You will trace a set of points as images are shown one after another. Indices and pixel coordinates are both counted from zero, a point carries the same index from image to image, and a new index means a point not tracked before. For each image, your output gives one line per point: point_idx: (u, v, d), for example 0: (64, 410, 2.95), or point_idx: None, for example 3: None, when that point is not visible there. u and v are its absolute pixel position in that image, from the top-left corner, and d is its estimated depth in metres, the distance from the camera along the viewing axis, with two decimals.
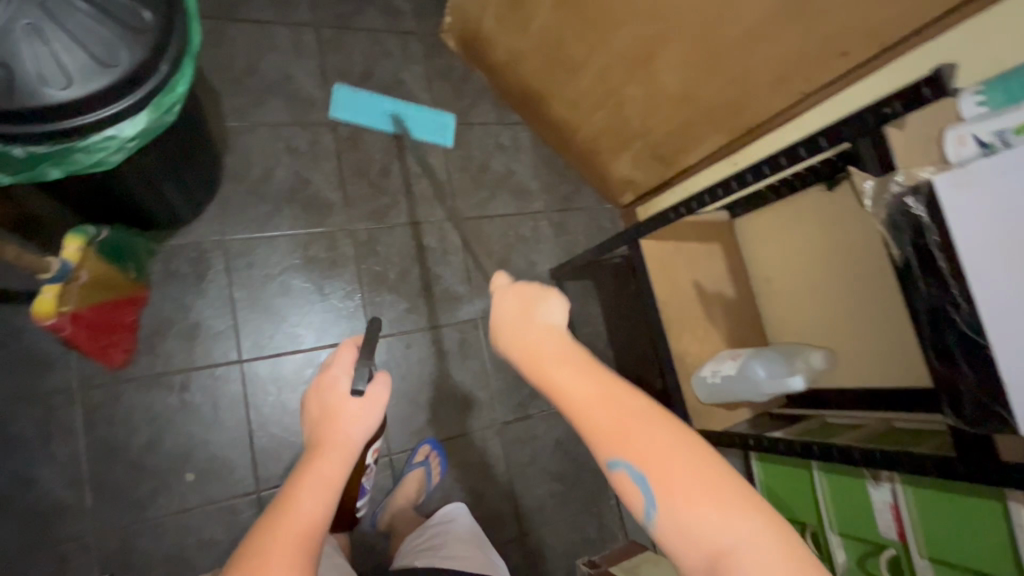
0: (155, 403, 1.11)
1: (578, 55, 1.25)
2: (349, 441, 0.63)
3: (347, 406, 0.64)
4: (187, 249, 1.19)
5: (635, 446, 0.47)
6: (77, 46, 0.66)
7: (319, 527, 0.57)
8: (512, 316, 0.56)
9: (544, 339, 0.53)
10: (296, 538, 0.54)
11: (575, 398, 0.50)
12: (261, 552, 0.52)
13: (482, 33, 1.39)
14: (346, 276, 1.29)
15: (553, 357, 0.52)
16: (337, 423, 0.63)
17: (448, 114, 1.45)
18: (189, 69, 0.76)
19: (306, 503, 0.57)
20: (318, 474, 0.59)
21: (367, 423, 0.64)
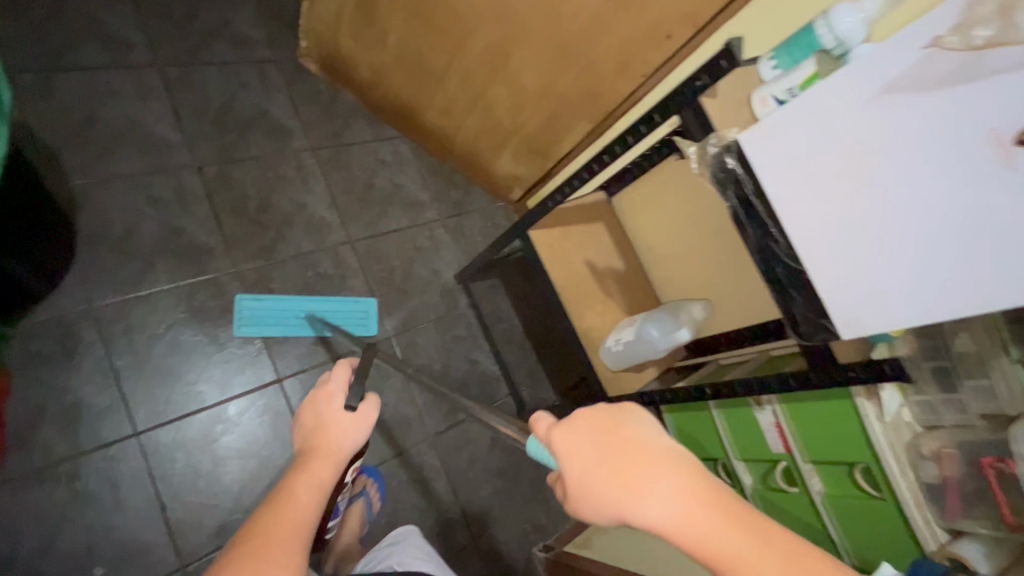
0: (41, 500, 1.00)
1: (439, 65, 1.28)
2: (340, 450, 0.69)
3: (338, 419, 0.70)
4: (48, 325, 1.08)
5: None
6: None
7: (314, 517, 0.64)
8: (602, 473, 0.45)
9: (671, 490, 0.42)
10: (292, 529, 0.61)
11: (728, 553, 0.40)
12: (265, 538, 0.59)
13: (342, 53, 1.39)
14: (242, 320, 1.23)
15: (685, 518, 0.42)
16: (330, 431, 0.69)
17: (372, 301, 1.36)
18: (4, 132, 0.69)
19: (301, 496, 0.63)
20: (311, 477, 0.65)
21: (355, 438, 0.70)
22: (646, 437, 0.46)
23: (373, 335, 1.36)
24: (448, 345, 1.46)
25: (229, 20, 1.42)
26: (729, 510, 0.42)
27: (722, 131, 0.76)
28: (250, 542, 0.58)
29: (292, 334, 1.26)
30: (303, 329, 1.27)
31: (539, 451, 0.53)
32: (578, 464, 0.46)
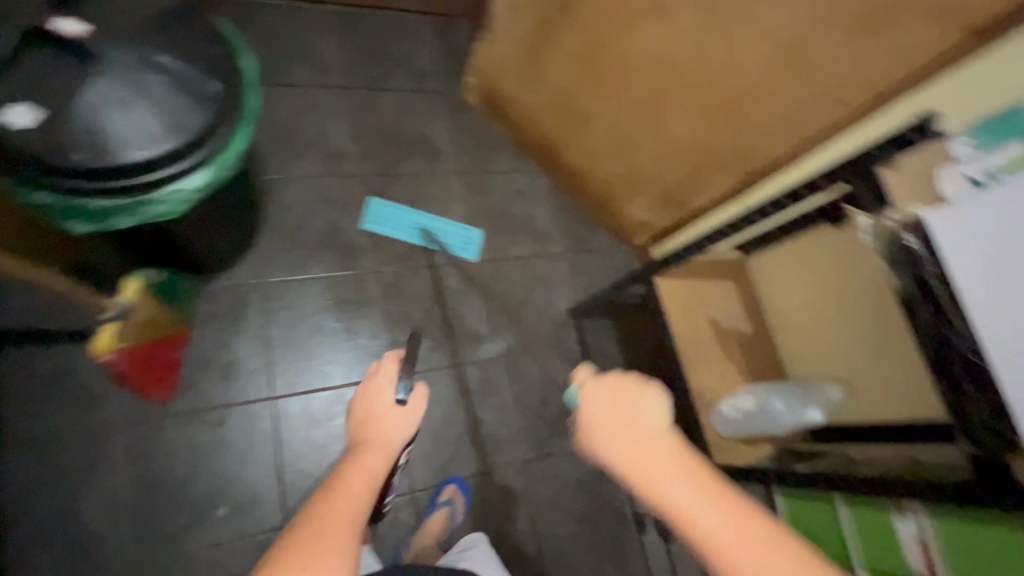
0: (193, 437, 1.16)
1: (590, 108, 1.36)
2: (389, 441, 0.73)
3: (387, 411, 0.75)
4: (226, 292, 1.27)
5: None
6: (157, 111, 0.76)
7: (365, 508, 0.65)
8: (608, 420, 0.56)
9: (648, 447, 0.53)
10: (349, 514, 0.63)
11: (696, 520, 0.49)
12: (323, 518, 0.61)
13: (503, 91, 1.52)
14: (374, 316, 1.36)
15: (663, 480, 0.51)
16: (379, 425, 0.74)
17: (475, 229, 1.50)
18: (246, 129, 0.84)
19: (355, 486, 0.66)
20: (364, 466, 0.69)
21: (402, 432, 0.75)
22: (646, 406, 0.56)
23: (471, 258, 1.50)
24: (551, 376, 1.47)
25: (412, 55, 1.63)
26: (687, 474, 0.51)
27: (900, 205, 0.72)
28: (307, 526, 0.60)
29: (405, 238, 1.45)
30: (415, 236, 1.45)
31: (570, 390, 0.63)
32: (594, 407, 0.57)
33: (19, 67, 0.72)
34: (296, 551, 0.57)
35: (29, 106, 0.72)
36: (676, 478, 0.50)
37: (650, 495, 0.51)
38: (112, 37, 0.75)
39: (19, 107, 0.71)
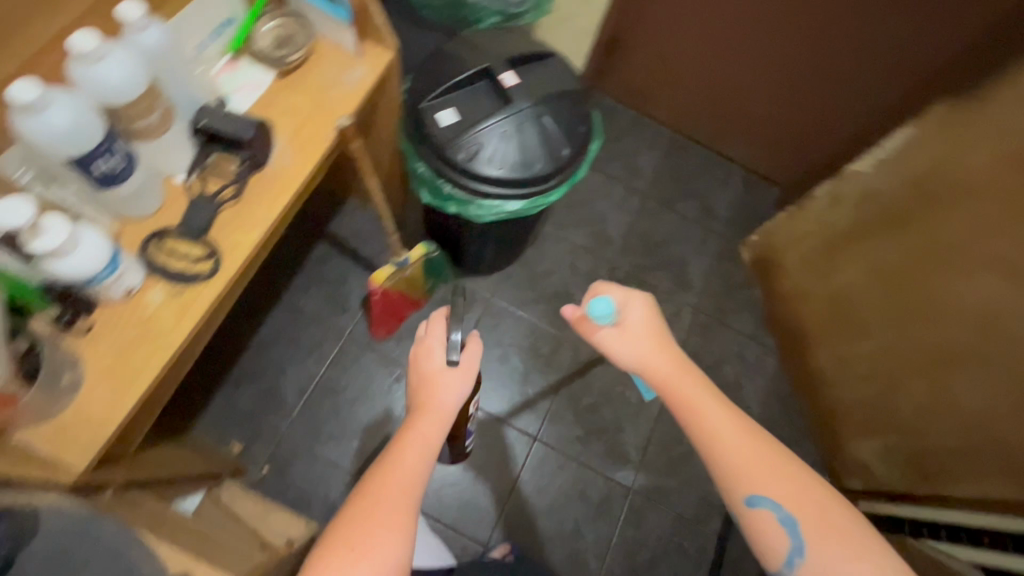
0: (374, 376, 1.38)
1: (868, 324, 1.29)
2: (443, 405, 0.82)
3: (444, 375, 0.84)
4: (463, 290, 1.49)
5: (739, 449, 0.74)
6: (520, 150, 0.96)
7: (420, 473, 0.74)
8: (638, 333, 0.87)
9: (666, 351, 0.85)
10: (399, 485, 0.71)
11: (678, 397, 0.80)
12: (373, 495, 0.69)
13: (780, 265, 1.56)
14: (551, 378, 1.46)
15: (657, 365, 0.83)
16: (434, 390, 0.83)
17: None
18: (562, 189, 1.02)
19: (411, 453, 0.74)
20: (420, 431, 0.78)
21: (452, 393, 0.84)
22: (658, 320, 0.89)
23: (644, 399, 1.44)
24: (669, 545, 1.37)
25: (709, 195, 1.77)
26: (690, 376, 0.82)
27: None
28: (367, 488, 0.70)
29: None
30: None
31: (596, 303, 0.90)
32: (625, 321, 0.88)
33: (466, 81, 0.98)
34: (364, 508, 0.68)
35: (453, 109, 0.97)
36: (688, 380, 0.81)
37: (671, 391, 0.80)
38: (528, 91, 0.97)
39: (447, 108, 0.97)
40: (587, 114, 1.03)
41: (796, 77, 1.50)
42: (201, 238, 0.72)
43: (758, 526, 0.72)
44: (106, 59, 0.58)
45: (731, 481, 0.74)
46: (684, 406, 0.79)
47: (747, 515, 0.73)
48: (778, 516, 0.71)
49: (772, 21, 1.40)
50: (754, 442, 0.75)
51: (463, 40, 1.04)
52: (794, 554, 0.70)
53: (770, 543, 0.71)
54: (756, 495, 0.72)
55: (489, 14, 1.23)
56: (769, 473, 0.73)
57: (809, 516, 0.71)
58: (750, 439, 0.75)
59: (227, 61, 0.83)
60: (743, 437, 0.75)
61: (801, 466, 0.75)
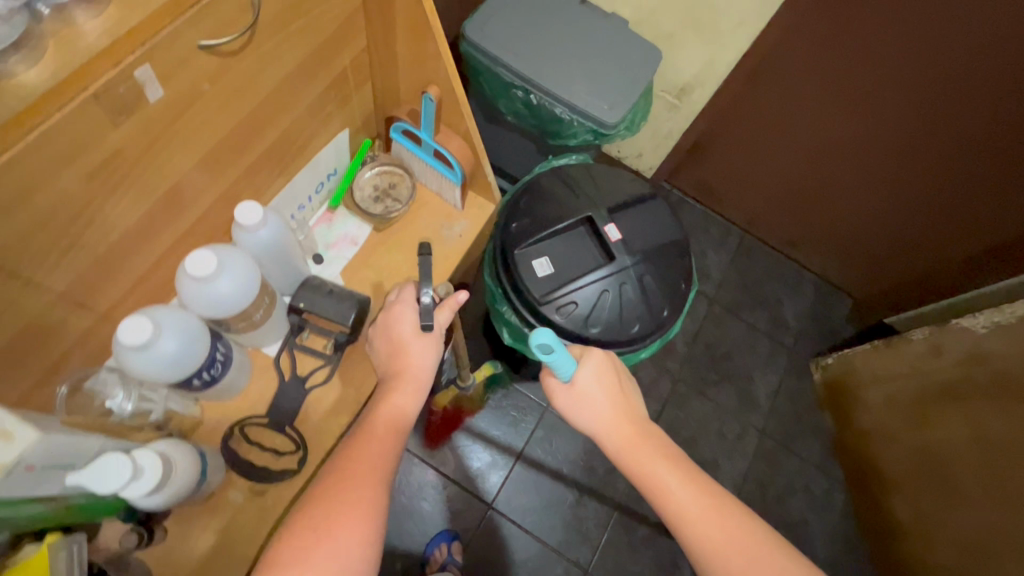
0: (421, 487, 1.33)
1: (969, 494, 1.16)
2: (421, 372, 0.67)
3: (414, 340, 0.67)
4: (519, 397, 1.43)
5: (715, 524, 0.64)
6: (617, 309, 0.89)
7: (393, 455, 0.61)
8: (596, 394, 0.74)
9: (628, 418, 0.73)
10: (371, 466, 0.58)
11: (641, 463, 0.69)
12: (340, 467, 0.57)
13: (858, 396, 1.44)
14: (606, 502, 1.37)
15: (614, 425, 0.73)
16: (405, 355, 0.67)
17: None
18: (655, 345, 0.94)
19: (381, 431, 0.62)
20: (392, 405, 0.64)
21: (431, 354, 0.68)
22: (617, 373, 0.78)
23: None
24: None
25: (780, 304, 1.68)
26: (650, 445, 0.71)
27: None
28: (326, 478, 0.56)
29: None
30: None
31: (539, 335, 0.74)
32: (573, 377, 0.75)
33: (564, 229, 0.92)
34: (317, 505, 0.53)
35: (547, 259, 0.91)
36: (648, 447, 0.71)
37: (630, 469, 0.70)
38: (630, 246, 0.91)
39: (540, 257, 0.91)
40: (689, 265, 0.96)
41: (885, 202, 1.41)
42: (288, 431, 0.66)
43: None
44: (222, 278, 0.54)
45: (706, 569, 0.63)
46: (650, 484, 0.68)
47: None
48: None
49: (872, 152, 1.31)
50: (732, 527, 0.64)
51: (562, 175, 0.98)
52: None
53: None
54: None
55: (579, 131, 1.18)
56: (747, 561, 0.61)
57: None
58: (725, 518, 0.64)
59: (324, 211, 0.79)
60: (712, 519, 0.64)
61: (790, 553, 0.63)
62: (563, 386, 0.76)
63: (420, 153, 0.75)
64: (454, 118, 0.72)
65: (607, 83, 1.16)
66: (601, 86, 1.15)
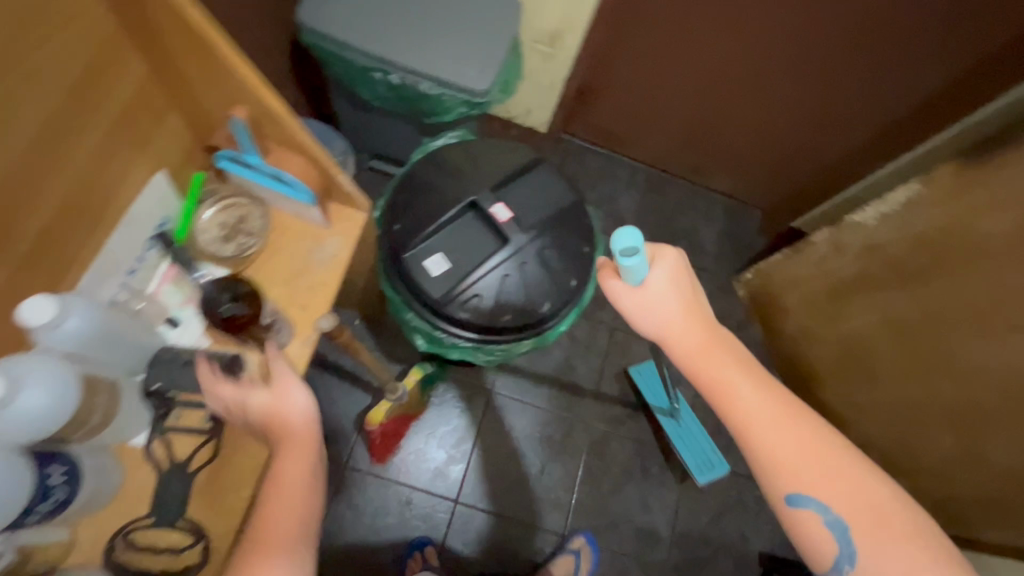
0: (382, 503, 1.30)
1: (885, 373, 1.26)
2: (303, 422, 0.62)
3: (262, 398, 0.62)
4: (462, 386, 1.40)
5: (793, 441, 0.64)
6: (523, 290, 0.85)
7: (307, 504, 0.59)
8: (665, 299, 0.69)
9: (701, 325, 0.69)
10: (281, 544, 0.55)
11: (719, 379, 0.67)
12: (255, 535, 0.55)
13: (781, 304, 1.50)
14: (569, 465, 1.40)
15: (695, 340, 0.68)
16: (281, 412, 0.62)
17: (725, 466, 1.35)
18: (573, 315, 0.92)
19: (283, 484, 0.59)
20: (282, 460, 0.60)
21: (301, 398, 0.63)
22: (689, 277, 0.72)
23: (699, 479, 1.34)
24: None
25: (695, 231, 1.70)
26: (720, 346, 0.68)
27: None
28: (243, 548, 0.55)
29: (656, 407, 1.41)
30: (664, 406, 1.40)
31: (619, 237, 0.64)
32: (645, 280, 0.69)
33: (450, 219, 0.86)
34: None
35: (441, 255, 0.85)
36: (716, 350, 0.68)
37: (697, 373, 0.68)
38: (524, 222, 0.86)
39: (432, 254, 0.85)
40: (590, 226, 0.92)
41: (770, 115, 1.43)
42: (174, 530, 0.62)
43: (798, 523, 0.64)
44: (19, 393, 0.50)
45: (767, 476, 0.65)
46: (717, 388, 0.67)
47: (786, 510, 0.64)
48: (826, 519, 0.63)
49: (747, 67, 1.31)
50: (803, 434, 0.64)
51: (439, 161, 0.91)
52: (844, 562, 0.62)
53: (814, 546, 0.64)
54: (801, 493, 0.63)
55: (454, 105, 1.10)
56: (815, 464, 0.63)
57: (861, 516, 0.62)
58: (800, 426, 0.64)
59: (166, 267, 0.70)
60: (784, 425, 0.64)
61: (858, 457, 0.64)
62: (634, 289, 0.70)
63: (262, 180, 0.67)
64: (276, 127, 0.64)
65: (472, 49, 1.07)
66: (467, 53, 1.06)
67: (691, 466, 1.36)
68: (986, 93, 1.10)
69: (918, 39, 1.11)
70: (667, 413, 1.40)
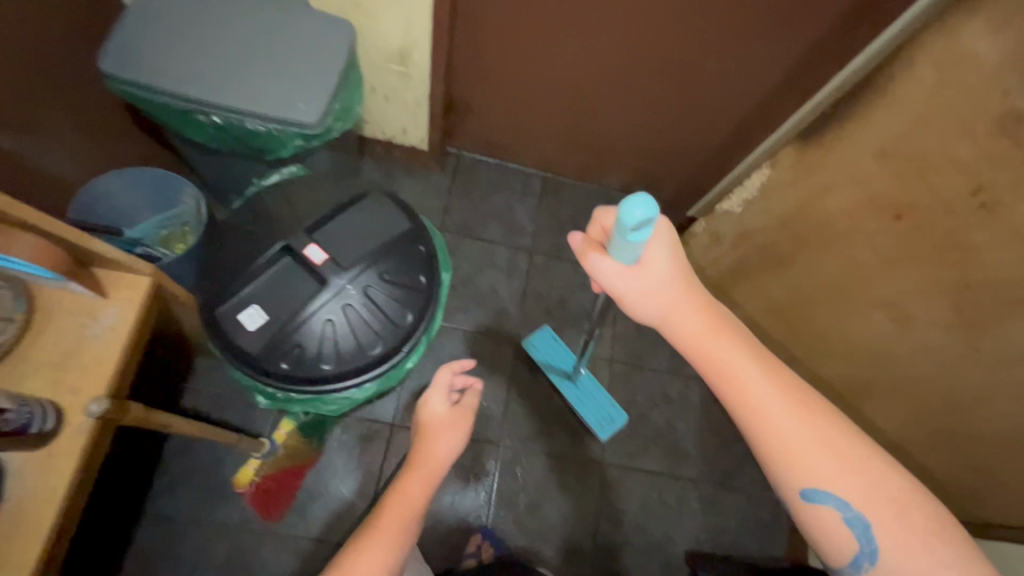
0: None
1: (777, 356, 1.26)
2: (439, 458, 0.90)
3: (439, 425, 0.94)
4: None
5: (811, 435, 0.67)
6: (349, 335, 0.80)
7: (409, 522, 0.81)
8: (661, 280, 0.73)
9: (697, 308, 0.72)
10: (382, 544, 0.77)
11: (731, 372, 0.69)
12: (361, 542, 0.77)
13: None
14: (480, 490, 1.39)
15: (700, 331, 0.71)
16: (438, 439, 0.92)
17: (624, 418, 1.42)
18: (420, 349, 0.87)
19: (401, 500, 0.83)
20: (404, 492, 0.84)
21: (448, 443, 0.92)
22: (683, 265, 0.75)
23: (598, 435, 1.41)
24: None
25: None
26: (728, 340, 0.71)
27: None
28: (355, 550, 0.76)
29: (557, 368, 1.44)
30: (565, 368, 1.44)
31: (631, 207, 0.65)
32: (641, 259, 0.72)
33: (264, 268, 0.81)
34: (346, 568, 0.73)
35: (258, 306, 0.79)
36: (722, 340, 0.71)
37: (706, 362, 0.70)
38: (346, 261, 0.82)
39: (246, 309, 0.79)
40: (429, 255, 0.88)
41: (641, 111, 1.42)
42: None
43: (818, 522, 0.67)
44: None
45: (786, 475, 0.67)
46: (728, 381, 0.69)
47: (808, 511, 0.67)
48: (847, 516, 0.66)
49: (608, 66, 1.30)
50: (821, 434, 0.67)
51: (258, 206, 0.86)
52: (863, 559, 0.65)
53: (832, 543, 0.67)
54: (822, 491, 0.66)
55: (288, 138, 1.04)
56: (831, 460, 0.66)
57: (882, 512, 0.64)
58: (817, 425, 0.67)
59: None
60: (801, 424, 0.67)
61: (873, 452, 0.67)
62: (630, 271, 0.73)
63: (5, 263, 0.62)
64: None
65: (296, 74, 1.02)
66: (292, 81, 1.01)
67: (591, 424, 1.41)
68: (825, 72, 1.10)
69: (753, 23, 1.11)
70: (568, 375, 1.44)
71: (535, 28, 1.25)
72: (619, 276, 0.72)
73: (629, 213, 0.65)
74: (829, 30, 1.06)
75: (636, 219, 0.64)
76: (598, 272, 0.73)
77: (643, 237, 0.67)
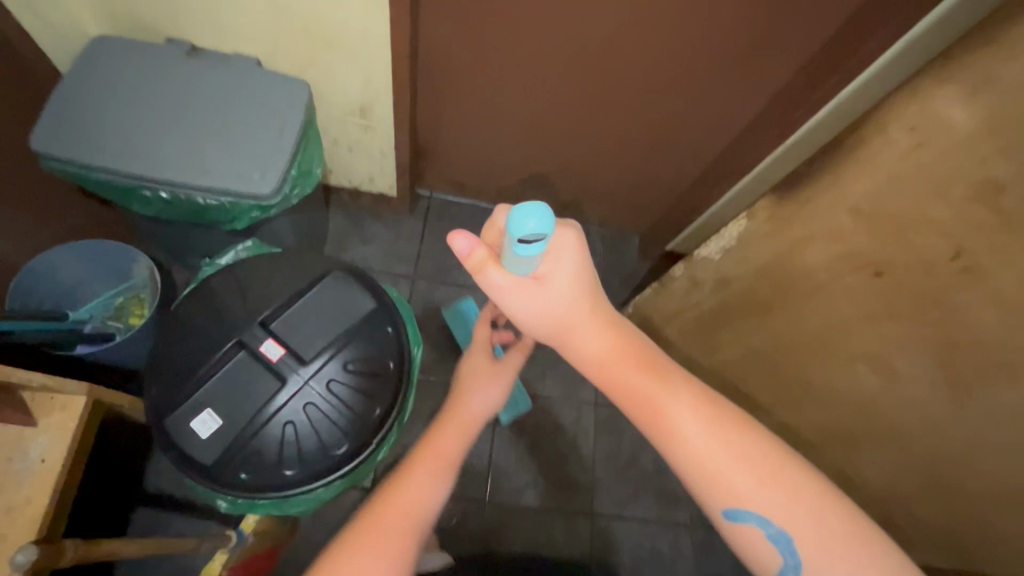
0: None
1: (763, 401, 1.23)
2: (474, 416, 0.86)
3: (479, 378, 0.90)
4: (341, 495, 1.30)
5: (726, 446, 0.67)
6: (312, 436, 0.74)
7: (437, 486, 0.74)
8: (561, 295, 0.73)
9: (600, 326, 0.74)
10: (403, 508, 0.70)
11: (636, 389, 0.71)
12: (377, 506, 0.71)
13: (662, 339, 1.45)
14: (467, 552, 1.34)
15: (607, 354, 0.73)
16: (472, 398, 0.87)
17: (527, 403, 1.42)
18: (391, 439, 0.81)
19: (434, 453, 0.78)
20: (435, 449, 0.78)
21: (486, 400, 0.88)
22: (590, 277, 0.74)
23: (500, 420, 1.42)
24: None
25: None
26: (635, 362, 0.73)
27: None
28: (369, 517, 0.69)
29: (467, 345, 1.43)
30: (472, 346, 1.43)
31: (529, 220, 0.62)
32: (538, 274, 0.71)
33: (217, 368, 0.75)
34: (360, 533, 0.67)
35: (211, 411, 0.73)
36: (629, 361, 0.72)
37: (609, 382, 0.73)
38: (306, 354, 0.77)
39: (198, 415, 0.73)
40: (397, 336, 0.82)
41: (614, 151, 1.39)
42: None
43: (740, 537, 0.67)
44: None
45: (706, 492, 0.67)
46: (629, 395, 0.71)
47: (729, 527, 0.67)
48: (768, 533, 0.66)
49: (576, 110, 1.27)
50: (733, 446, 0.67)
51: (207, 298, 0.80)
52: (788, 571, 0.66)
53: (756, 558, 0.67)
54: (741, 509, 0.66)
55: (244, 210, 0.98)
56: (749, 478, 0.66)
57: (803, 526, 0.64)
58: (727, 439, 0.67)
59: None
60: (714, 441, 0.67)
61: (804, 466, 0.67)
62: (528, 283, 0.71)
63: None
64: None
65: (248, 143, 0.96)
66: (243, 150, 0.95)
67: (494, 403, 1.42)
68: (797, 116, 1.08)
69: (723, 69, 1.08)
70: None
71: (499, 76, 1.21)
72: (514, 287, 0.71)
73: (520, 223, 0.62)
74: (795, 77, 1.05)
75: (526, 230, 0.62)
76: (491, 283, 0.71)
77: (535, 251, 0.66)
